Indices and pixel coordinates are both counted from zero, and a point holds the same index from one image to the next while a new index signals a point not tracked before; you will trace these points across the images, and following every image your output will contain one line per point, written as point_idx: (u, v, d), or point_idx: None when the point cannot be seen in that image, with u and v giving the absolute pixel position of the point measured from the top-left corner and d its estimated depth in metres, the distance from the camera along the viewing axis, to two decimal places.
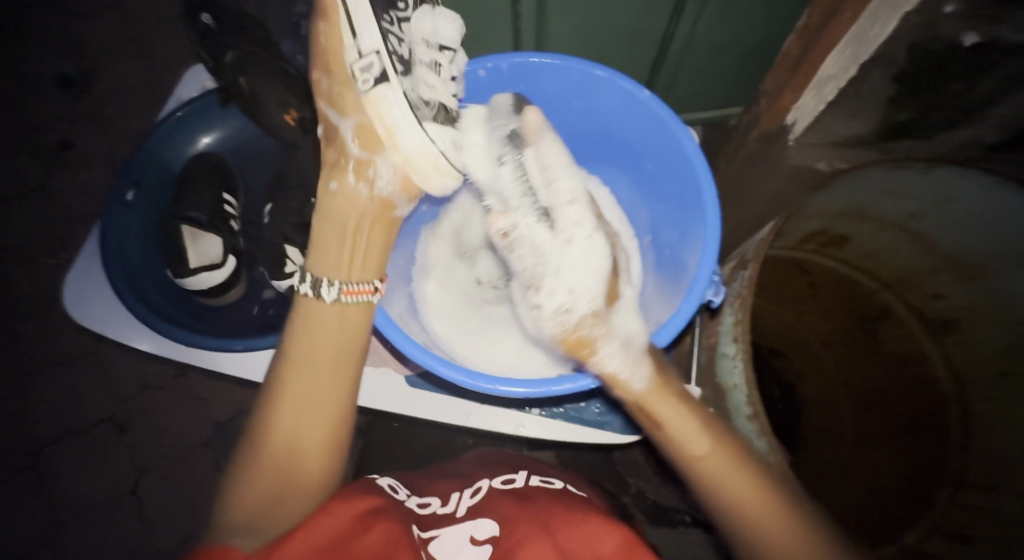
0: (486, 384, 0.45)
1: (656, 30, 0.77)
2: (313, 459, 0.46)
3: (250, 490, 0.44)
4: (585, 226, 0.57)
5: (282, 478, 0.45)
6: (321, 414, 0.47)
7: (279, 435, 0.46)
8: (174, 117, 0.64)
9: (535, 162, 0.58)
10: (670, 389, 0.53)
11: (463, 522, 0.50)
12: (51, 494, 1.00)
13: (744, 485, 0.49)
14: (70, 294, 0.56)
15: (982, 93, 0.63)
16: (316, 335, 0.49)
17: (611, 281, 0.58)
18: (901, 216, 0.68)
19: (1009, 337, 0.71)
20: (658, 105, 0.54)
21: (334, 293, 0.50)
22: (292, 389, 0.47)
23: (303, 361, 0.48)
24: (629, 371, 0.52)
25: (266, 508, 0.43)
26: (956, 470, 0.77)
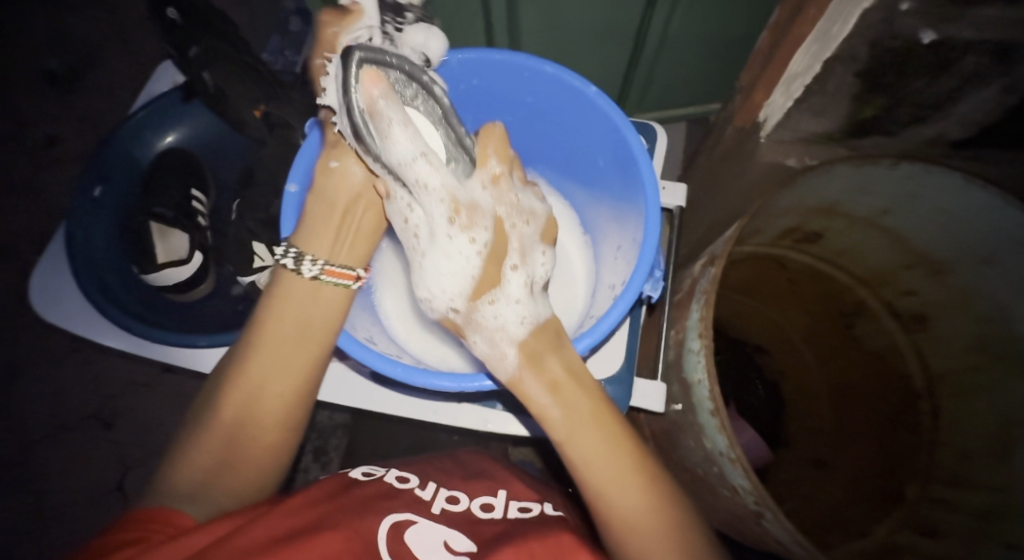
0: (422, 380, 0.45)
1: (630, 25, 0.77)
2: (259, 437, 0.45)
3: (195, 455, 0.44)
4: (443, 212, 0.51)
5: (232, 446, 0.45)
6: (279, 387, 0.46)
7: (233, 401, 0.45)
8: (139, 114, 0.64)
9: (389, 132, 0.49)
10: (544, 369, 0.46)
11: (439, 522, 0.48)
12: (37, 490, 1.01)
13: (610, 459, 0.45)
14: (37, 290, 0.57)
15: (946, 90, 0.61)
16: (288, 306, 0.48)
17: (486, 268, 0.51)
18: (871, 212, 0.68)
19: (975, 333, 0.72)
20: (605, 103, 0.52)
21: (315, 270, 0.49)
22: (255, 358, 0.47)
23: (270, 334, 0.47)
24: (493, 358, 0.47)
25: (212, 474, 0.44)
26: (926, 463, 0.79)
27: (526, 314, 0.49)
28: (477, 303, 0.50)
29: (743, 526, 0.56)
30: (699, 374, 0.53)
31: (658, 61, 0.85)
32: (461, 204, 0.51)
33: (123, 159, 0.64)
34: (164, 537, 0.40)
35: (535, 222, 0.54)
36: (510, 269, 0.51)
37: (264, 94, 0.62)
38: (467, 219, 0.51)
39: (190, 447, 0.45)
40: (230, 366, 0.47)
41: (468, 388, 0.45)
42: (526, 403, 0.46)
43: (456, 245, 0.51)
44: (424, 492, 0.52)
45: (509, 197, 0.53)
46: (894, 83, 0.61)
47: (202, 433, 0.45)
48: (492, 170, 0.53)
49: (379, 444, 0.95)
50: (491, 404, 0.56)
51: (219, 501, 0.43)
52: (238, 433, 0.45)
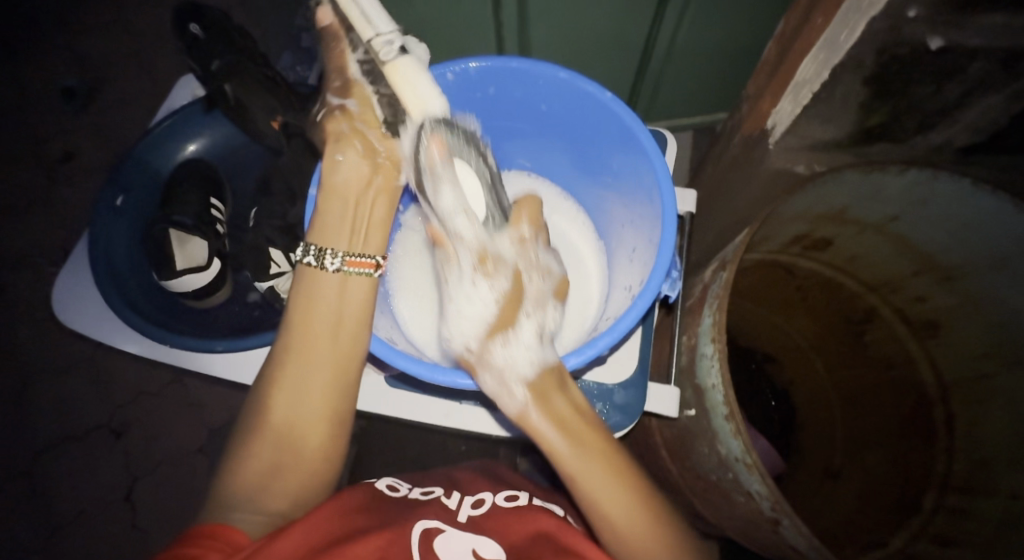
0: (443, 377, 0.45)
1: (638, 37, 0.78)
2: (302, 445, 0.45)
3: (248, 464, 0.44)
4: (476, 282, 0.55)
5: (279, 451, 0.45)
6: (321, 386, 0.46)
7: (278, 409, 0.45)
8: (161, 125, 0.66)
9: (449, 193, 0.56)
10: (551, 406, 0.47)
11: (467, 529, 0.48)
12: (46, 500, 1.01)
13: (612, 471, 0.45)
14: (60, 297, 0.58)
15: (952, 96, 0.62)
16: (318, 306, 0.48)
17: (503, 317, 0.53)
18: (881, 219, 0.68)
19: (989, 339, 0.71)
20: (620, 108, 0.53)
21: (336, 262, 0.49)
22: (295, 361, 0.47)
23: (306, 337, 0.47)
24: (502, 394, 0.48)
25: (267, 479, 0.44)
26: (942, 472, 0.78)
27: (535, 358, 0.50)
28: (490, 345, 0.51)
29: (759, 533, 0.56)
30: (713, 379, 0.53)
31: (665, 71, 0.86)
32: (508, 348, 0.50)
33: (143, 168, 0.65)
34: (221, 557, 0.39)
35: (552, 278, 0.58)
36: (524, 315, 0.54)
37: (281, 106, 0.64)
38: (494, 267, 0.55)
39: (243, 454, 0.45)
40: (268, 374, 0.47)
41: None
42: (530, 433, 0.47)
43: (479, 292, 0.54)
44: (450, 500, 0.52)
45: (529, 266, 0.56)
46: (900, 89, 0.62)
47: (250, 444, 0.45)
48: (522, 232, 0.57)
49: (388, 454, 0.95)
50: (507, 408, 0.56)
51: (272, 506, 0.43)
52: (286, 438, 0.45)
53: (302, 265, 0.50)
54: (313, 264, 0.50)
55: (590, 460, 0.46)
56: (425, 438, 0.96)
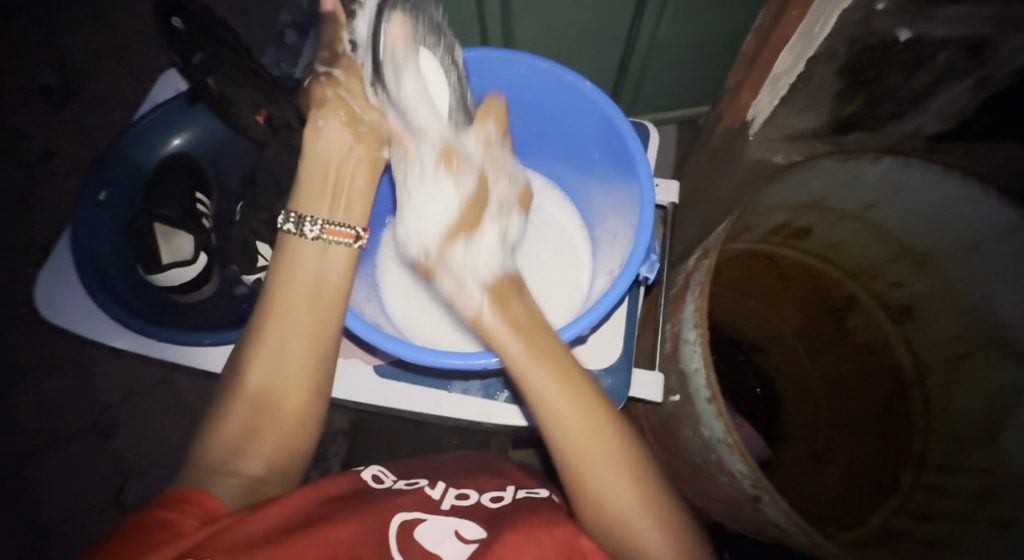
0: (431, 358, 0.46)
1: (619, 31, 0.79)
2: (282, 400, 0.46)
3: (224, 426, 0.44)
4: (429, 168, 0.58)
5: (259, 414, 0.45)
6: (301, 350, 0.47)
7: (256, 372, 0.46)
8: (145, 119, 0.66)
9: (414, 89, 0.55)
10: (507, 308, 0.49)
11: (449, 518, 0.47)
12: (32, 503, 1.00)
13: (612, 462, 0.43)
14: (43, 293, 0.58)
15: (922, 86, 0.63)
16: (294, 274, 0.49)
17: (467, 214, 0.57)
18: (857, 207, 0.70)
19: (962, 322, 0.74)
20: (598, 96, 0.54)
21: (315, 230, 0.51)
22: (272, 320, 0.47)
23: (282, 295, 0.48)
24: (463, 300, 0.52)
25: (241, 443, 0.43)
26: (918, 451, 0.80)
27: (494, 264, 0.54)
28: (449, 246, 0.55)
29: (743, 512, 0.58)
30: (696, 363, 0.54)
31: (647, 65, 0.87)
32: (469, 253, 0.54)
33: (126, 164, 0.65)
34: (197, 521, 0.38)
35: (516, 188, 0.62)
36: (488, 220, 0.58)
37: (264, 98, 0.63)
38: (459, 167, 0.58)
39: (219, 418, 0.45)
40: (246, 343, 0.48)
41: (474, 365, 0.47)
42: (484, 333, 0.49)
43: (442, 187, 0.57)
44: (434, 490, 0.51)
45: (495, 164, 0.59)
46: (874, 79, 0.63)
47: (225, 406, 0.45)
48: (488, 130, 0.58)
49: (379, 448, 0.96)
50: (495, 395, 0.57)
51: (249, 470, 0.43)
52: (267, 400, 0.45)
53: (283, 233, 0.51)
54: (293, 232, 0.51)
55: (599, 443, 0.44)
56: (415, 431, 0.97)
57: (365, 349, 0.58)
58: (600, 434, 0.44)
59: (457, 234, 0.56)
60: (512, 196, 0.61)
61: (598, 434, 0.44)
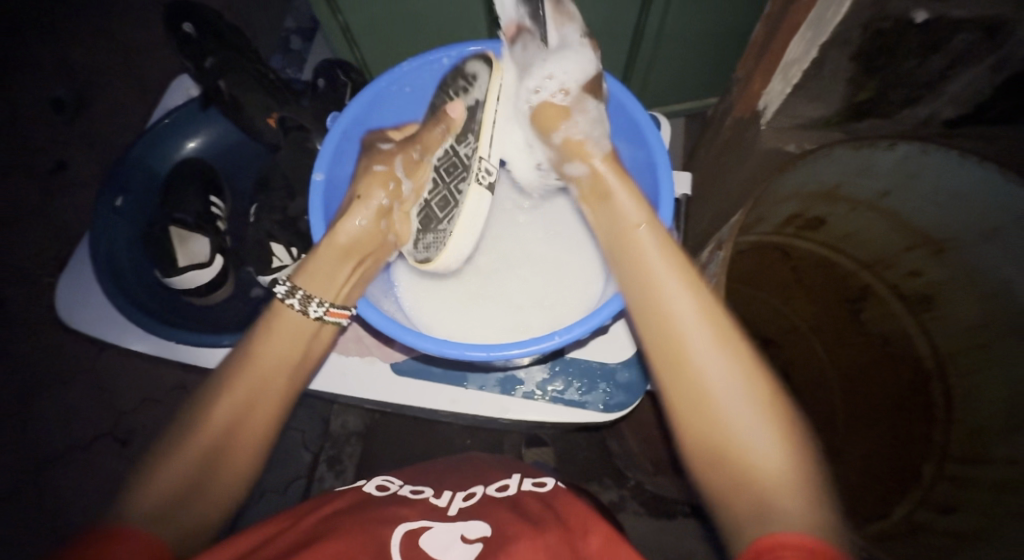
0: (452, 351, 0.46)
1: (627, 24, 0.79)
2: (225, 472, 0.42)
3: (164, 477, 0.41)
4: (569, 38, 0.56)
5: (199, 478, 0.41)
6: (267, 413, 0.46)
7: (210, 429, 0.43)
8: (161, 124, 0.66)
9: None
10: (628, 181, 0.53)
11: (454, 521, 0.47)
12: (52, 508, 1.02)
13: (733, 362, 0.42)
14: (63, 296, 0.59)
15: (938, 69, 0.62)
16: (281, 343, 0.48)
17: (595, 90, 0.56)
18: (872, 195, 0.69)
19: (984, 309, 0.72)
20: (613, 87, 0.55)
21: (320, 312, 0.49)
22: (239, 384, 0.45)
23: (258, 362, 0.46)
24: (591, 136, 0.56)
25: (178, 501, 0.40)
26: (941, 444, 0.80)
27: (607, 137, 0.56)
28: (581, 97, 0.57)
29: None
30: None
31: (656, 59, 0.87)
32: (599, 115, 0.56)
33: (142, 170, 0.66)
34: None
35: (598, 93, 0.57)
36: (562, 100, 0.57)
37: (276, 102, 0.65)
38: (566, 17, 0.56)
39: (159, 468, 0.41)
40: (213, 389, 0.46)
41: (496, 357, 0.46)
42: (600, 182, 0.54)
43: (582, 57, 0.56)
44: (439, 499, 0.51)
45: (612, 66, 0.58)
46: (887, 64, 0.63)
47: (170, 458, 0.42)
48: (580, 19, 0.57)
49: (394, 450, 0.96)
50: (511, 391, 0.57)
51: (186, 527, 0.39)
52: (223, 449, 0.43)
53: (278, 302, 0.50)
54: (295, 307, 0.49)
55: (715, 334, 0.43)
56: (429, 432, 0.97)
57: (383, 346, 0.58)
58: (715, 329, 0.43)
59: (589, 98, 0.56)
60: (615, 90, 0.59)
61: (716, 334, 0.43)
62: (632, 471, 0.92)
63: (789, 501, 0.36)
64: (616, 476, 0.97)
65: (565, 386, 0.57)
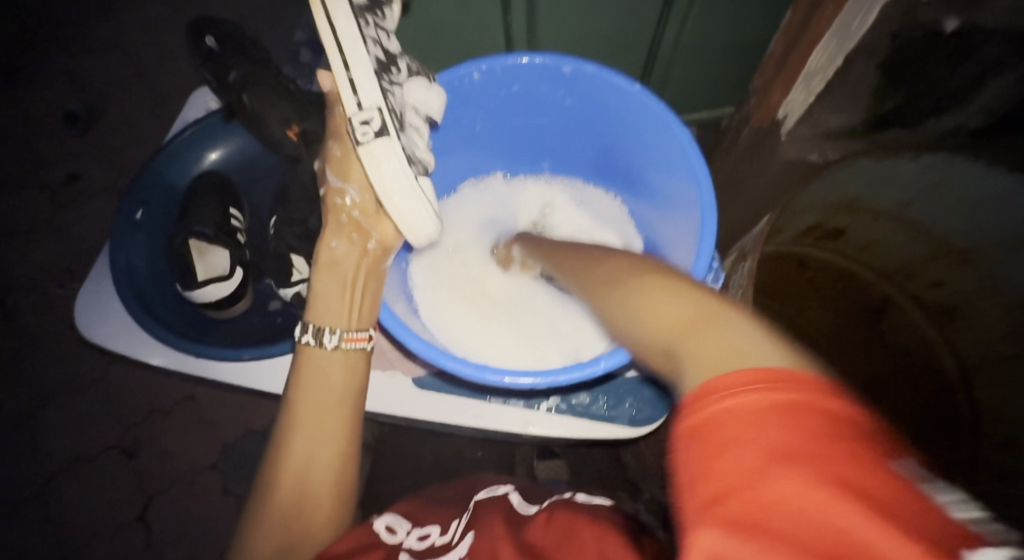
0: (495, 377, 0.45)
1: (646, 34, 0.79)
2: (313, 521, 0.44)
3: (259, 541, 0.43)
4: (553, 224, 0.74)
5: (291, 534, 0.43)
6: (330, 463, 0.45)
7: (286, 491, 0.44)
8: (181, 136, 0.66)
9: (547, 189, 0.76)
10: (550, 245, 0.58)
11: (457, 548, 0.44)
12: (58, 522, 1.00)
13: (632, 267, 0.34)
14: (81, 307, 0.58)
15: (966, 77, 0.61)
16: (319, 389, 0.45)
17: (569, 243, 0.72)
18: (894, 206, 0.69)
19: (1012, 320, 0.72)
20: (648, 99, 0.54)
21: (335, 341, 0.46)
22: (296, 443, 0.44)
23: (305, 416, 0.45)
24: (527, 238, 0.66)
25: (277, 559, 0.42)
26: (966, 459, 0.78)
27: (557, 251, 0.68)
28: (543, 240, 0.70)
29: None
30: None
31: (672, 68, 0.87)
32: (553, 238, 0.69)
33: (161, 181, 0.65)
34: None
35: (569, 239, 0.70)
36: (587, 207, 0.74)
37: (296, 115, 0.64)
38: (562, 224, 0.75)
39: (253, 530, 0.43)
40: (269, 453, 0.45)
41: (539, 381, 0.44)
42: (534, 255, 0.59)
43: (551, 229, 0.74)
44: (444, 535, 0.47)
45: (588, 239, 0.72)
46: (913, 74, 0.62)
47: (258, 522, 0.43)
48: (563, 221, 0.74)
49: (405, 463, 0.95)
50: (536, 406, 0.56)
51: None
52: (303, 504, 0.44)
53: (300, 345, 0.47)
54: (312, 343, 0.46)
55: (616, 264, 0.36)
56: (440, 444, 0.96)
57: (405, 360, 0.57)
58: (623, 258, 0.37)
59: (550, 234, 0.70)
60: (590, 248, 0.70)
61: (623, 262, 0.36)
62: (647, 485, 0.91)
63: (728, 333, 0.25)
64: (631, 490, 0.96)
65: (590, 401, 0.56)
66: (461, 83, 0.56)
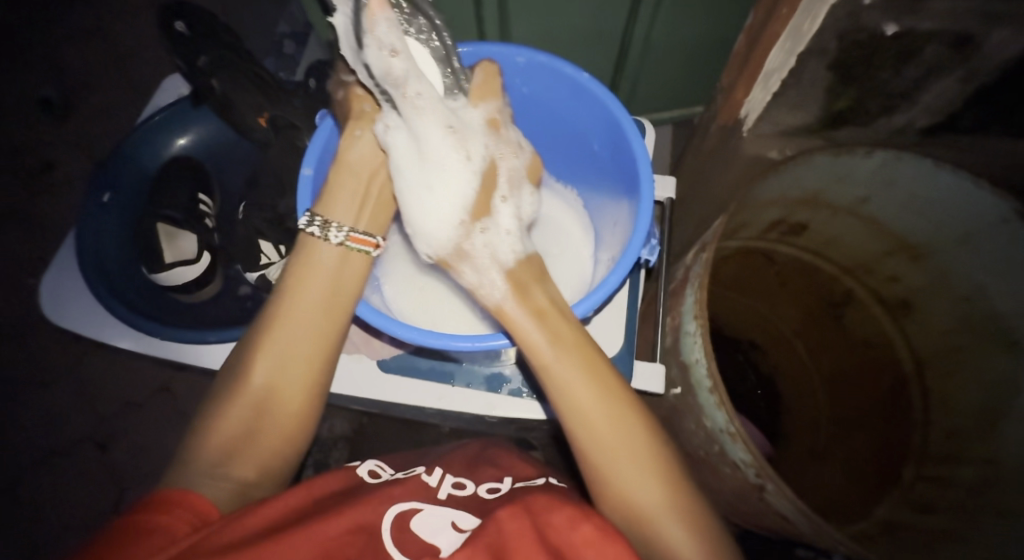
0: (436, 341, 0.45)
1: (616, 31, 0.80)
2: (282, 406, 0.45)
3: (224, 422, 0.44)
4: (456, 145, 0.55)
5: (257, 418, 0.44)
6: (309, 353, 0.46)
7: (259, 375, 0.45)
8: (151, 120, 0.67)
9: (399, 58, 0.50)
10: (528, 298, 0.49)
11: (444, 507, 0.47)
12: (29, 515, 1.00)
13: (630, 441, 0.45)
14: (46, 292, 0.58)
15: (911, 79, 0.65)
16: (311, 279, 0.48)
17: (481, 199, 0.55)
18: (851, 201, 0.71)
19: (957, 314, 0.74)
20: (597, 87, 0.55)
21: (340, 237, 0.49)
22: (278, 330, 0.46)
23: (293, 303, 0.47)
24: (483, 284, 0.51)
25: (238, 444, 0.43)
26: (918, 444, 0.80)
27: (515, 247, 0.53)
28: (471, 230, 0.54)
29: (746, 505, 0.57)
30: (697, 354, 0.54)
31: (644, 67, 0.89)
32: (489, 239, 0.53)
33: (132, 167, 0.66)
34: (187, 529, 0.37)
35: (524, 158, 0.59)
36: (500, 200, 0.56)
37: (267, 101, 0.65)
38: (495, 128, 0.56)
39: (220, 413, 0.45)
40: (251, 343, 0.47)
41: (481, 347, 0.46)
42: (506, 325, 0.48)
43: (455, 158, 0.55)
44: (431, 479, 0.51)
45: (507, 133, 0.57)
46: (865, 73, 0.65)
47: (226, 405, 0.45)
48: (489, 112, 0.55)
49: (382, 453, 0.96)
50: (497, 389, 0.57)
51: (240, 475, 0.42)
52: (274, 391, 0.45)
53: (306, 234, 0.50)
54: (316, 235, 0.50)
55: (622, 433, 0.45)
56: (416, 435, 0.97)
57: (368, 342, 0.58)
58: (622, 420, 0.45)
59: (478, 215, 0.54)
60: (521, 169, 0.58)
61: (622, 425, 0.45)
62: None
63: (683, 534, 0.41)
64: None
65: None
66: None
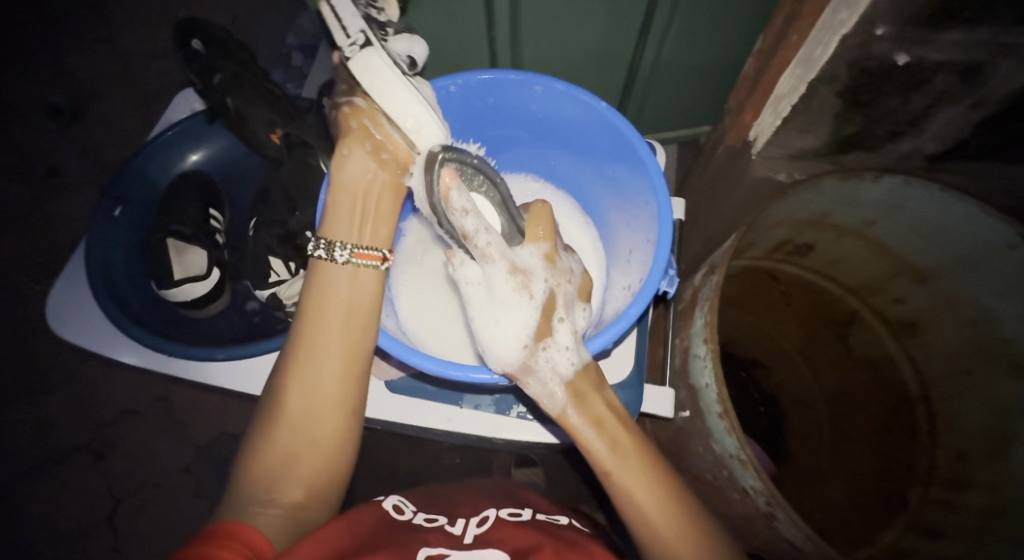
0: (456, 371, 0.46)
1: (626, 53, 0.81)
2: (323, 427, 0.45)
3: (267, 449, 0.44)
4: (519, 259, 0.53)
5: (297, 441, 0.44)
6: (335, 371, 0.46)
7: (295, 400, 0.45)
8: (163, 136, 0.66)
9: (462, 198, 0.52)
10: (588, 407, 0.47)
11: (472, 550, 0.44)
12: (22, 525, 0.98)
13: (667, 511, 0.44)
14: (53, 304, 0.58)
15: (918, 107, 0.65)
16: (328, 295, 0.48)
17: (543, 323, 0.51)
18: (858, 224, 0.71)
19: (962, 339, 0.74)
20: (615, 117, 0.56)
21: (346, 255, 0.50)
22: (306, 350, 0.46)
23: (314, 324, 0.47)
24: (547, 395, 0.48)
25: (284, 470, 0.43)
26: (926, 468, 0.80)
27: (574, 358, 0.49)
28: (534, 355, 0.50)
29: (755, 530, 0.57)
30: (707, 379, 0.54)
31: (653, 87, 0.89)
32: (549, 358, 0.49)
33: (142, 180, 0.66)
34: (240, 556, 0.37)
35: (576, 280, 0.55)
36: (558, 322, 0.52)
37: (279, 118, 0.65)
38: (555, 267, 0.53)
39: (261, 442, 0.44)
40: (281, 369, 0.46)
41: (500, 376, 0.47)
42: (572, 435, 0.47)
43: (518, 301, 0.52)
44: (455, 526, 0.48)
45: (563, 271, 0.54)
46: (873, 100, 0.65)
47: (267, 432, 0.44)
48: (543, 245, 0.54)
49: (382, 467, 0.95)
50: (506, 411, 0.57)
51: (290, 499, 0.42)
52: (312, 412, 0.45)
53: (314, 259, 0.50)
54: (324, 258, 0.50)
55: (657, 501, 0.45)
56: (417, 449, 0.96)
57: (377, 363, 0.58)
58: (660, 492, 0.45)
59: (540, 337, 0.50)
60: (575, 291, 0.54)
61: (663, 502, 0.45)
62: None
63: None
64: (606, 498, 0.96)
65: None
66: (439, 95, 0.58)
